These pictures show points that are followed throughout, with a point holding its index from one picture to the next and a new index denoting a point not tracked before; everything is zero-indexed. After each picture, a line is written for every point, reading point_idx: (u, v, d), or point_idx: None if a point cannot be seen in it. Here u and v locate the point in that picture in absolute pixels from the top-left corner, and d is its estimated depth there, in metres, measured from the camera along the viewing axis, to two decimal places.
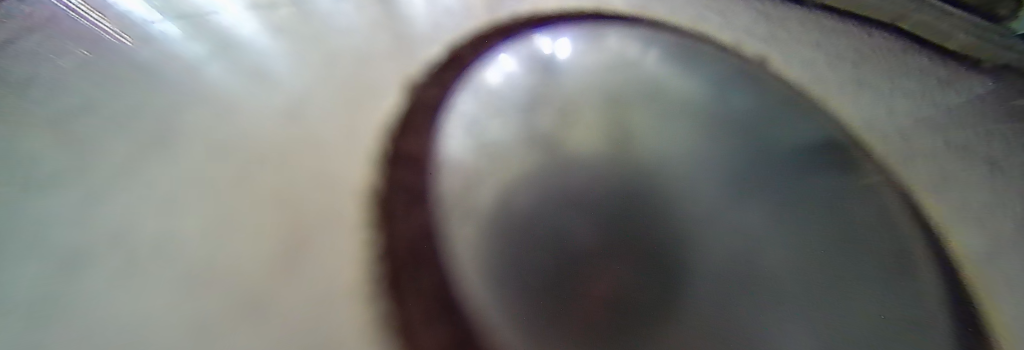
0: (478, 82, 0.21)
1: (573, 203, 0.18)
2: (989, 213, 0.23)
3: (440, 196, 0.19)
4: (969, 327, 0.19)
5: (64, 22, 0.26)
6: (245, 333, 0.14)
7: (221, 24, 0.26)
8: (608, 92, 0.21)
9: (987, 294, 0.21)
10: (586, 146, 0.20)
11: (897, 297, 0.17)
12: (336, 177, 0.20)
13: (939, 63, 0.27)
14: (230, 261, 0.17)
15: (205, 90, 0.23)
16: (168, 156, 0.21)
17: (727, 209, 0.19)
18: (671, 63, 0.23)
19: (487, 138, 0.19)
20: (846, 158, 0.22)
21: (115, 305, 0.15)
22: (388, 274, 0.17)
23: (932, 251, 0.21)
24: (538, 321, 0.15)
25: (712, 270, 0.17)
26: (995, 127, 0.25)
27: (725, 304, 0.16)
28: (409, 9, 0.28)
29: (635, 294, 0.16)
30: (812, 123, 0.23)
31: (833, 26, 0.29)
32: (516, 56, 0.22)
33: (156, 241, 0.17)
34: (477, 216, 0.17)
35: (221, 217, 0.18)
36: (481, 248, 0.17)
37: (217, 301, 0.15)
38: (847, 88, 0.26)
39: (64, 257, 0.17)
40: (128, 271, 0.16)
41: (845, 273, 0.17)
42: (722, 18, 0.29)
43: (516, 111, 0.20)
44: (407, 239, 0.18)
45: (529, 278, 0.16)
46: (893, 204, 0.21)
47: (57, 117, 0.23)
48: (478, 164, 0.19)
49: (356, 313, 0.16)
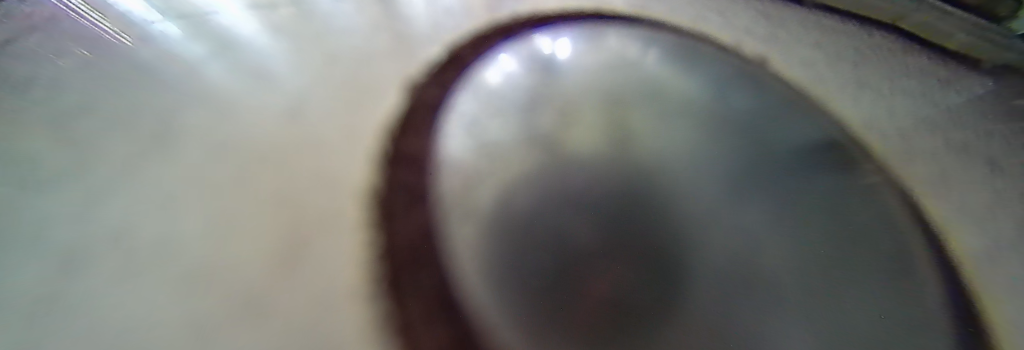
0: (478, 82, 0.21)
1: (572, 202, 0.18)
2: (990, 213, 0.23)
3: (440, 196, 0.18)
4: (969, 326, 0.18)
5: (64, 22, 0.26)
6: (245, 333, 0.14)
7: (222, 24, 0.26)
8: (608, 93, 0.21)
9: (987, 294, 0.21)
10: (587, 147, 0.20)
11: (896, 297, 0.17)
12: (336, 176, 0.20)
13: (939, 63, 0.27)
14: (229, 261, 0.17)
15: (205, 90, 0.23)
16: (169, 155, 0.21)
17: (727, 209, 0.19)
18: (671, 63, 0.23)
19: (487, 138, 0.19)
20: (847, 158, 0.22)
21: (118, 305, 0.15)
22: (388, 274, 0.17)
23: (933, 251, 0.21)
24: (539, 319, 0.15)
25: (713, 270, 0.17)
26: (993, 128, 0.25)
27: (722, 302, 0.16)
28: (409, 9, 0.28)
29: (635, 294, 0.16)
30: (812, 124, 0.23)
31: (834, 25, 0.29)
32: (516, 56, 0.22)
33: (157, 241, 0.17)
34: (478, 216, 0.17)
35: (222, 217, 0.18)
36: (481, 248, 0.17)
37: (217, 300, 0.15)
38: (846, 88, 0.26)
39: (66, 257, 0.17)
40: (129, 271, 0.16)
41: (845, 273, 0.17)
42: (722, 18, 0.29)
43: (516, 111, 0.20)
44: (409, 240, 0.18)
45: (530, 277, 0.16)
46: (893, 204, 0.21)
47: (58, 118, 0.23)
48: (478, 164, 0.18)
49: (357, 312, 0.16)
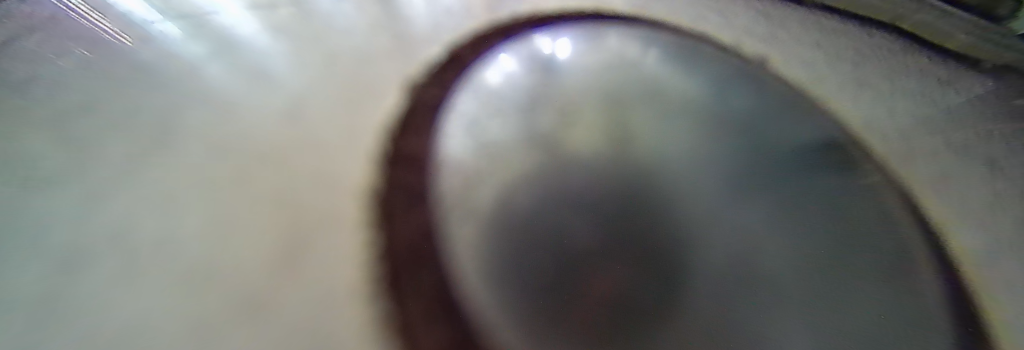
0: (478, 81, 0.21)
1: (571, 202, 0.18)
2: (989, 213, 0.23)
3: (440, 196, 0.18)
4: (969, 327, 0.18)
5: (64, 22, 0.26)
6: (245, 334, 0.14)
7: (222, 23, 0.26)
8: (608, 92, 0.21)
9: (988, 294, 0.21)
10: (586, 146, 0.20)
11: (895, 298, 0.17)
12: (336, 176, 0.20)
13: (939, 63, 0.27)
14: (230, 262, 0.17)
15: (205, 90, 0.23)
16: (169, 156, 0.21)
17: (726, 210, 0.19)
18: (671, 63, 0.23)
19: (488, 137, 0.19)
20: (847, 158, 0.22)
21: (116, 305, 0.15)
22: (388, 274, 0.17)
23: (933, 251, 0.21)
24: (539, 321, 0.15)
25: (711, 270, 0.17)
26: (993, 128, 0.25)
27: (722, 303, 0.16)
28: (409, 9, 0.28)
29: (635, 294, 0.16)
30: (813, 124, 0.23)
31: (835, 25, 0.29)
32: (516, 56, 0.22)
33: (157, 239, 0.17)
34: (478, 215, 0.17)
35: (222, 218, 0.18)
36: (481, 249, 0.17)
37: (218, 299, 0.15)
38: (846, 89, 0.26)
39: (64, 257, 0.17)
40: (124, 270, 0.16)
41: (842, 273, 0.17)
42: (722, 18, 0.29)
43: (516, 111, 0.20)
44: (407, 239, 0.18)
45: (528, 276, 0.16)
46: (893, 204, 0.21)
47: (58, 119, 0.23)
48: (479, 164, 0.19)
49: (357, 314, 0.15)
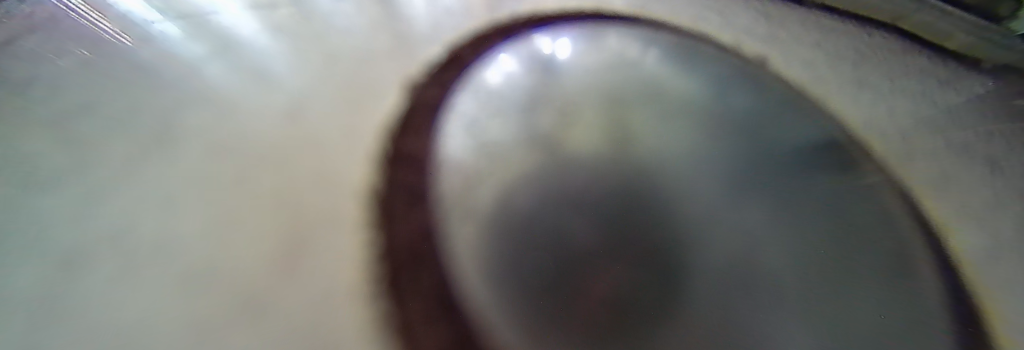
0: (478, 82, 0.21)
1: (571, 203, 0.18)
2: (992, 213, 0.23)
3: (440, 195, 0.18)
4: (969, 327, 0.18)
5: (64, 22, 0.26)
6: (245, 334, 0.14)
7: (222, 24, 0.26)
8: (608, 92, 0.21)
9: (988, 296, 0.20)
10: (587, 147, 0.20)
11: (895, 299, 0.17)
12: (336, 177, 0.20)
13: (939, 63, 0.27)
14: (230, 262, 0.17)
15: (206, 89, 0.23)
16: (169, 156, 0.21)
17: (724, 211, 0.19)
18: (671, 63, 0.23)
19: (487, 138, 0.19)
20: (848, 159, 0.22)
21: (116, 304, 0.15)
22: (388, 274, 0.17)
23: (933, 251, 0.21)
24: (540, 320, 0.15)
25: (711, 271, 0.17)
26: (993, 128, 0.25)
27: (722, 302, 0.16)
28: (409, 9, 0.27)
29: (635, 294, 0.16)
30: (813, 124, 0.23)
31: (834, 26, 0.29)
32: (516, 56, 0.22)
33: (156, 241, 0.17)
34: (477, 216, 0.17)
35: (219, 218, 0.18)
36: (481, 250, 0.17)
37: (217, 300, 0.15)
38: (846, 88, 0.26)
39: (64, 258, 0.17)
40: (129, 271, 0.16)
41: (846, 275, 0.17)
42: (722, 18, 0.29)
43: (516, 110, 0.20)
44: (407, 239, 0.18)
45: (529, 277, 0.16)
46: (893, 204, 0.21)
47: (56, 120, 0.23)
48: (478, 164, 0.18)
49: (356, 312, 0.16)
